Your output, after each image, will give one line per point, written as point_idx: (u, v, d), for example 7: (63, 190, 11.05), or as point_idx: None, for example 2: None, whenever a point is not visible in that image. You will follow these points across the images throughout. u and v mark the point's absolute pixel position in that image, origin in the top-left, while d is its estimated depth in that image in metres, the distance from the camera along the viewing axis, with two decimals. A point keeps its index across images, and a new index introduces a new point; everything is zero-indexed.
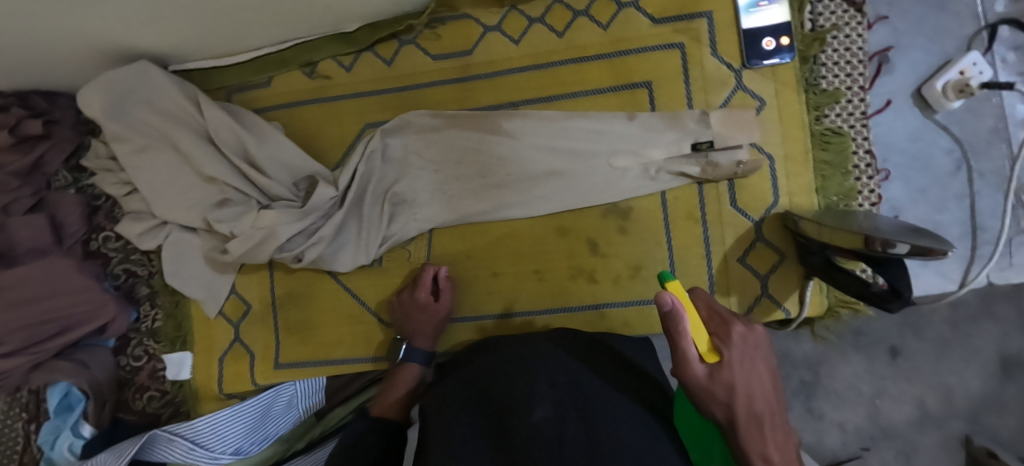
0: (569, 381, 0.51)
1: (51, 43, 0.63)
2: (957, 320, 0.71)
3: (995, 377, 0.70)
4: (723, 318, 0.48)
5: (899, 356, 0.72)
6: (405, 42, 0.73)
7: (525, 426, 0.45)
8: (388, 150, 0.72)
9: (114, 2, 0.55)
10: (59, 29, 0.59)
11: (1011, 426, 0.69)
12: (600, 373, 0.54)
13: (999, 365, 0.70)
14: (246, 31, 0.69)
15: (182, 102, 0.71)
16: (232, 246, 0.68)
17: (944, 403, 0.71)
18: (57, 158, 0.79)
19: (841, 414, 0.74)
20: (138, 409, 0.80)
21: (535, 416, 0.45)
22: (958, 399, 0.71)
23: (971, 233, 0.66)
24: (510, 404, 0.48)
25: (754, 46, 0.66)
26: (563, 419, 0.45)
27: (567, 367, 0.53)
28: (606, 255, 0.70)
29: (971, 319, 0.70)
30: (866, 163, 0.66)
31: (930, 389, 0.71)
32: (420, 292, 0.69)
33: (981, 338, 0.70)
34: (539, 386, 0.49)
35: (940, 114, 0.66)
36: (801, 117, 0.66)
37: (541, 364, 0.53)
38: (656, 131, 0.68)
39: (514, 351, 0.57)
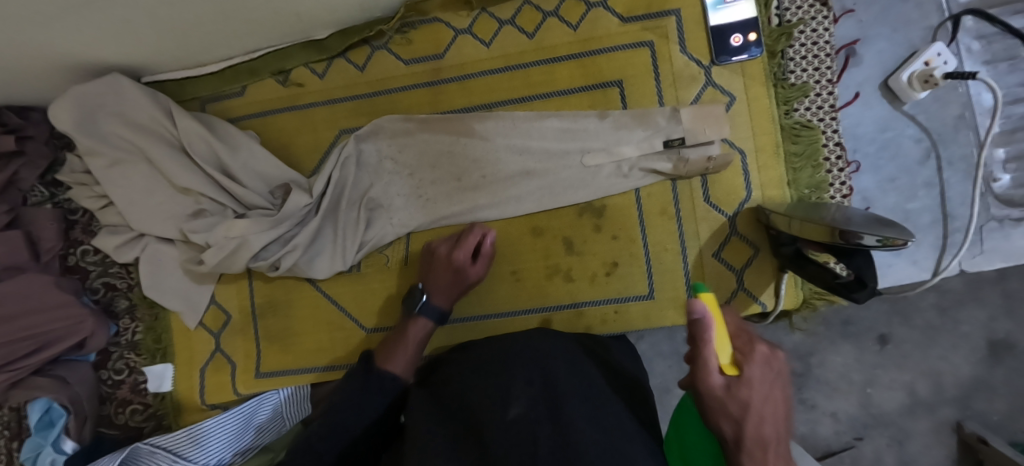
0: (545, 379, 0.51)
1: (17, 60, 0.62)
2: (944, 306, 0.71)
3: (984, 361, 0.70)
4: (748, 338, 0.42)
5: (888, 343, 0.72)
6: (377, 47, 0.73)
7: (499, 424, 0.45)
8: (363, 155, 0.72)
9: (76, 17, 0.55)
10: (23, 46, 0.59)
11: (1001, 410, 0.70)
12: (578, 368, 0.55)
13: (987, 349, 0.70)
14: (214, 40, 0.69)
15: (154, 114, 0.71)
16: (206, 256, 0.68)
17: (934, 390, 0.71)
18: (32, 174, 0.79)
19: (833, 404, 0.74)
20: (121, 423, 0.80)
21: (510, 414, 0.46)
22: (948, 386, 0.71)
23: (943, 221, 0.66)
24: (485, 403, 0.49)
25: (722, 42, 0.67)
26: (538, 419, 0.46)
27: (545, 363, 0.53)
28: (582, 254, 0.70)
29: (958, 304, 0.70)
30: (837, 156, 0.66)
31: (920, 377, 0.72)
32: (460, 253, 0.66)
33: (970, 324, 0.70)
34: (515, 385, 0.50)
35: (908, 105, 0.66)
36: (770, 111, 0.66)
37: (517, 363, 0.53)
38: (628, 129, 0.68)
39: (491, 352, 0.58)
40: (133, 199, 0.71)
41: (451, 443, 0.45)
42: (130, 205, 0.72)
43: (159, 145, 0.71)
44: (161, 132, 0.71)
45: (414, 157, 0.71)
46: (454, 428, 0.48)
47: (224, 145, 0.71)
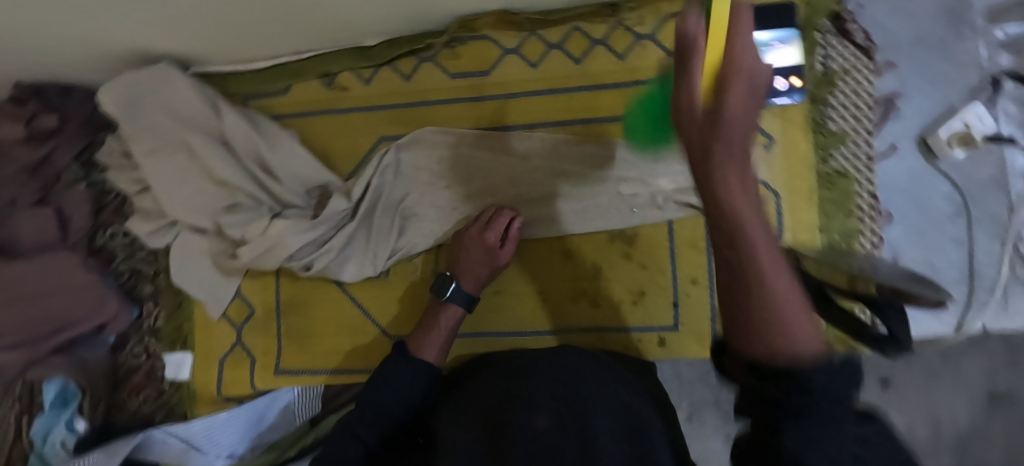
0: (568, 393, 0.50)
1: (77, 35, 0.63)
2: (947, 351, 0.70)
3: (983, 410, 0.70)
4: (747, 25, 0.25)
5: (889, 386, 0.72)
6: (424, 59, 0.74)
7: (527, 433, 0.45)
8: (400, 164, 0.72)
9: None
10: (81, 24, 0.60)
11: None
12: (601, 376, 0.54)
13: (987, 399, 0.70)
14: (263, 39, 0.69)
15: (200, 107, 0.71)
16: (243, 252, 0.69)
17: (932, 435, 0.71)
18: (66, 155, 0.78)
19: None
20: (132, 408, 0.80)
21: (536, 425, 0.46)
22: (946, 434, 0.71)
23: (969, 278, 0.67)
24: (511, 409, 0.48)
25: (766, 85, 0.66)
26: (565, 435, 0.45)
27: (570, 374, 0.53)
28: (609, 280, 0.70)
29: (960, 352, 0.70)
30: (869, 205, 0.67)
31: (920, 420, 0.72)
32: (490, 234, 0.66)
33: (970, 372, 0.70)
34: (537, 396, 0.49)
35: (943, 162, 0.67)
36: (807, 157, 0.67)
37: (538, 374, 0.53)
38: (664, 160, 0.68)
39: (516, 361, 0.57)
40: (168, 186, 0.72)
41: (474, 448, 0.46)
42: (165, 192, 0.72)
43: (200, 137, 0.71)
44: (203, 124, 0.72)
45: (449, 170, 0.72)
46: (480, 430, 0.48)
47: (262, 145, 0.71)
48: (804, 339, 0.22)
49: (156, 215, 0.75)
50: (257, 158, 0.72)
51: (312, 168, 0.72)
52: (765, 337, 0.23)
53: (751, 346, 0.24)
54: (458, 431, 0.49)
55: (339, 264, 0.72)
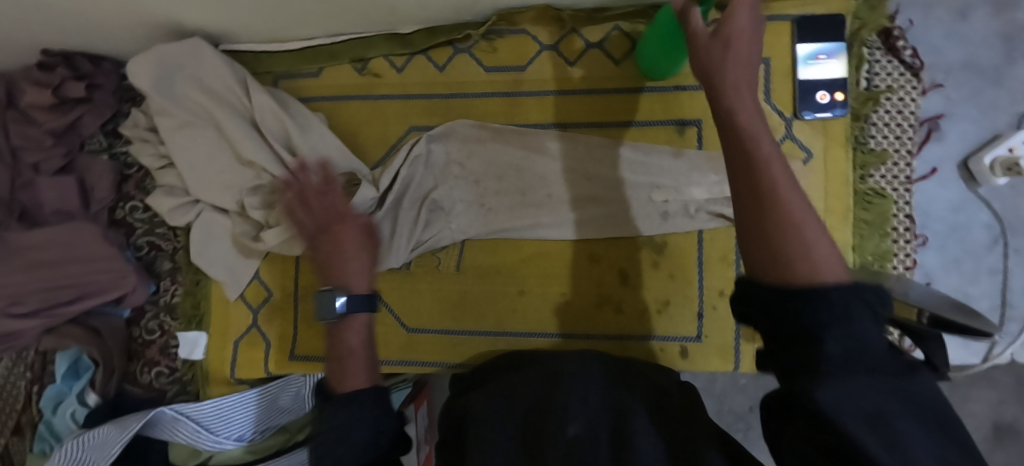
0: (602, 400, 0.48)
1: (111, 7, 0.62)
2: (957, 382, 0.72)
3: (987, 442, 0.71)
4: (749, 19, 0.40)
5: None
6: (460, 50, 0.72)
7: (556, 442, 0.44)
8: (431, 155, 0.72)
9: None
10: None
11: None
12: (638, 384, 0.52)
13: (992, 431, 0.71)
14: (303, 19, 0.69)
15: (231, 84, 0.70)
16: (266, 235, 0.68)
17: None
18: (93, 122, 0.78)
19: None
20: (144, 382, 0.79)
21: (568, 432, 0.45)
22: None
23: (1001, 308, 0.66)
24: (544, 411, 0.47)
25: (808, 98, 0.66)
26: (598, 442, 0.44)
27: (606, 385, 0.51)
28: (635, 286, 0.70)
29: (971, 383, 0.72)
30: (905, 227, 0.66)
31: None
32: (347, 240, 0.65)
33: (978, 403, 0.71)
34: (571, 402, 0.47)
35: (984, 188, 0.66)
36: (845, 174, 0.66)
37: (571, 379, 0.50)
38: (701, 170, 0.67)
39: (545, 363, 0.54)
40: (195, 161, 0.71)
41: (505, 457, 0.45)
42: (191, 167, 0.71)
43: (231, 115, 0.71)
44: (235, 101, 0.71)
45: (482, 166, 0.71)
46: (512, 438, 0.47)
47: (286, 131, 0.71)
48: (822, 258, 0.32)
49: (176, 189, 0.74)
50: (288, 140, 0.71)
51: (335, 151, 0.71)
52: (792, 251, 0.33)
53: (770, 255, 0.34)
54: (490, 437, 0.47)
55: None
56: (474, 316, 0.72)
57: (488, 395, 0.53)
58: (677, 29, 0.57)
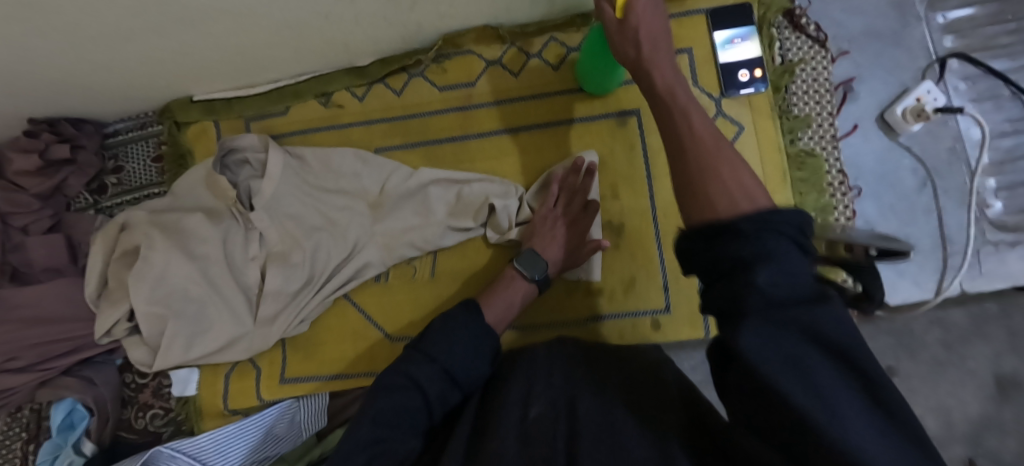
0: (567, 379, 0.45)
1: (91, 72, 0.70)
2: (949, 341, 0.75)
3: (992, 399, 0.72)
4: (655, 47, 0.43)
5: (894, 376, 0.73)
6: (413, 75, 0.79)
7: (516, 424, 0.41)
8: (295, 212, 0.75)
9: (163, 34, 0.64)
10: (97, 63, 0.68)
11: (1011, 448, 0.71)
12: (598, 360, 0.49)
13: (993, 385, 0.73)
14: (266, 63, 0.76)
15: (288, 245, 0.75)
16: (347, 268, 0.75)
17: (943, 426, 0.73)
18: (79, 181, 0.83)
19: None
20: (139, 427, 0.80)
21: (529, 413, 0.42)
22: (957, 421, 0.73)
23: (942, 245, 0.70)
24: (504, 399, 0.44)
25: (730, 78, 0.73)
26: (557, 417, 0.41)
27: (576, 359, 0.48)
28: (602, 271, 0.73)
29: (963, 339, 0.73)
30: (840, 181, 0.71)
31: (930, 412, 0.73)
32: (654, 26, 0.43)
33: (976, 360, 0.73)
34: (534, 384, 0.45)
35: (903, 137, 0.72)
36: (777, 140, 0.72)
37: (534, 364, 0.48)
38: (469, 200, 0.74)
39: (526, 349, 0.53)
40: (229, 255, 0.74)
41: (467, 443, 0.42)
42: (222, 254, 0.73)
43: (312, 197, 0.77)
44: (303, 215, 0.76)
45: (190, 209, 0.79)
46: (473, 427, 0.43)
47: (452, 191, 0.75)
48: (742, 191, 0.33)
49: (103, 252, 0.75)
50: (412, 244, 0.75)
51: (468, 203, 0.74)
52: (717, 195, 0.34)
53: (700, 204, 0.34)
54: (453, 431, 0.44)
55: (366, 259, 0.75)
56: None
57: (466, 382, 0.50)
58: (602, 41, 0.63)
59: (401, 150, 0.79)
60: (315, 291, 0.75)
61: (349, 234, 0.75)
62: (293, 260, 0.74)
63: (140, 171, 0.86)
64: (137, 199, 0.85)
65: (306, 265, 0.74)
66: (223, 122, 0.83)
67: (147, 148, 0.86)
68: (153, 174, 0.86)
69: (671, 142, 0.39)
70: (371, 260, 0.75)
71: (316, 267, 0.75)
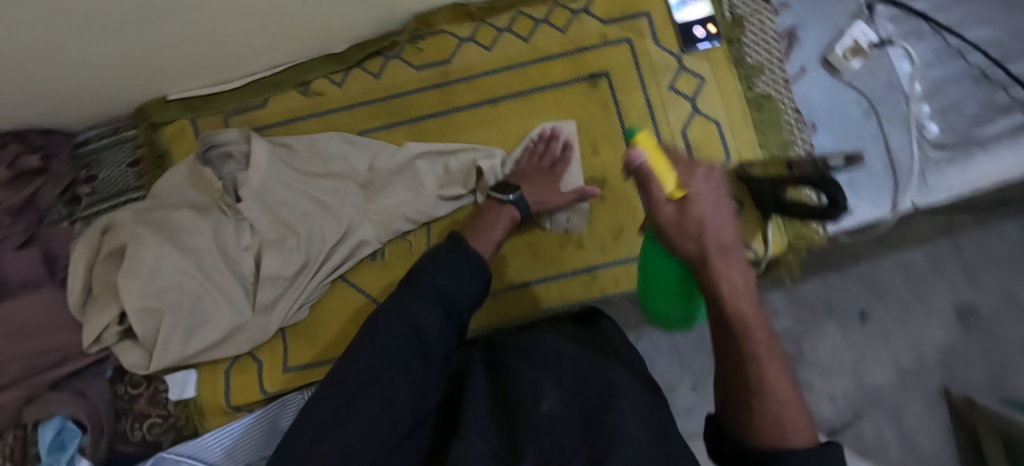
0: (574, 378, 0.45)
1: (62, 79, 0.69)
2: (912, 283, 0.97)
3: (955, 328, 0.96)
4: (721, 246, 0.44)
5: (867, 320, 0.96)
6: (390, 57, 0.82)
7: (528, 419, 0.40)
8: (283, 198, 0.76)
9: (134, 30, 0.63)
10: (65, 67, 0.67)
11: (978, 375, 0.94)
12: (604, 361, 0.49)
13: (955, 316, 0.96)
14: (242, 56, 0.77)
15: (281, 233, 0.75)
16: (343, 248, 0.76)
17: (917, 360, 0.95)
18: (52, 192, 0.80)
19: (828, 386, 0.95)
20: (137, 439, 0.77)
21: (541, 407, 0.41)
22: (928, 353, 0.95)
23: (891, 166, 0.77)
24: (515, 396, 0.43)
25: (687, 35, 0.79)
26: (570, 418, 0.41)
27: (586, 362, 0.49)
28: (592, 223, 0.77)
29: (922, 279, 0.97)
30: (796, 119, 0.77)
31: (903, 351, 0.96)
32: (722, 231, 0.45)
33: (937, 298, 0.97)
34: (545, 379, 0.44)
35: (845, 75, 0.79)
36: (735, 88, 0.78)
37: (544, 363, 0.48)
38: (456, 170, 0.77)
39: (530, 345, 0.53)
40: (222, 245, 0.74)
41: (483, 433, 0.40)
42: (215, 245, 0.73)
43: (298, 183, 0.77)
44: (293, 202, 0.76)
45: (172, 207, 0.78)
46: (487, 419, 0.42)
47: (440, 161, 0.78)
48: (795, 420, 0.38)
49: (85, 257, 0.73)
50: (405, 217, 0.76)
51: (456, 170, 0.77)
52: (767, 430, 0.38)
53: (750, 429, 0.39)
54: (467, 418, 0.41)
55: (363, 236, 0.76)
56: None
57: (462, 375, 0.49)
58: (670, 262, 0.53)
59: (385, 131, 0.81)
60: (311, 275, 0.75)
61: (341, 214, 0.76)
62: (289, 247, 0.74)
63: (116, 176, 0.84)
64: (117, 205, 0.83)
65: (300, 251, 0.74)
66: (202, 120, 0.83)
67: (122, 153, 0.85)
68: (131, 179, 0.84)
69: (722, 321, 0.43)
70: (367, 237, 0.76)
71: (310, 253, 0.75)
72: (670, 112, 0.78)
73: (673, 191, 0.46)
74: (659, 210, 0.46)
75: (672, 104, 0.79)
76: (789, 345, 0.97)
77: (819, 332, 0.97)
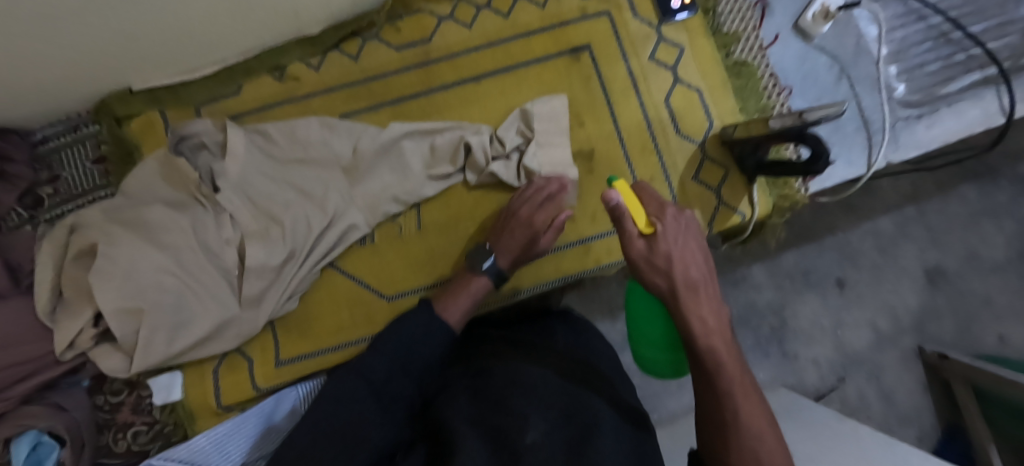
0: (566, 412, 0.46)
1: (18, 76, 0.64)
2: (884, 246, 1.02)
3: (925, 289, 1.02)
4: (689, 283, 0.45)
5: (845, 286, 1.01)
6: (368, 38, 0.80)
7: (515, 450, 0.41)
8: (263, 187, 0.73)
9: (98, 18, 0.59)
10: (22, 64, 0.62)
11: (947, 331, 1.01)
12: (588, 391, 0.52)
13: (924, 277, 1.02)
14: (213, 43, 0.74)
15: (264, 223, 0.72)
16: (330, 234, 0.73)
17: (891, 321, 1.01)
18: (9, 196, 0.75)
19: (812, 351, 1.00)
20: (121, 450, 0.74)
21: (528, 438, 0.41)
22: (902, 314, 1.01)
23: (864, 126, 0.80)
24: (506, 426, 0.44)
25: (664, 6, 0.81)
26: (556, 449, 0.41)
27: (565, 391, 0.50)
28: (583, 195, 0.77)
29: (892, 242, 1.02)
30: (773, 84, 0.80)
31: (879, 314, 1.01)
32: (692, 268, 0.46)
33: (906, 259, 1.02)
34: (534, 409, 0.45)
35: (817, 39, 0.82)
36: (713, 55, 0.80)
37: (534, 392, 0.48)
38: (444, 148, 0.76)
39: (506, 373, 0.52)
40: (202, 239, 0.70)
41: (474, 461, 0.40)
42: (195, 239, 0.69)
43: (280, 170, 0.75)
44: (274, 190, 0.73)
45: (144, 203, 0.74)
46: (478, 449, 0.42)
47: (427, 142, 0.77)
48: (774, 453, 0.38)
49: (53, 260, 0.68)
50: (393, 199, 0.75)
51: (444, 148, 0.76)
52: (745, 454, 0.38)
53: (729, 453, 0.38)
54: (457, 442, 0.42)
55: (350, 221, 0.74)
56: (445, 267, 0.76)
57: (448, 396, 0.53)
58: (650, 303, 0.53)
59: (367, 113, 0.79)
60: (300, 265, 0.72)
61: (325, 200, 0.74)
62: (273, 237, 0.71)
63: (80, 176, 0.80)
64: (83, 205, 0.79)
65: (285, 240, 0.71)
66: (171, 111, 0.79)
67: (85, 151, 0.80)
68: (96, 178, 0.80)
69: (694, 357, 0.43)
70: (356, 221, 0.74)
71: (295, 243, 0.72)
72: (652, 82, 0.79)
73: (643, 229, 0.47)
74: (629, 246, 0.48)
75: (653, 74, 0.79)
76: (772, 317, 1.01)
77: (800, 300, 1.01)
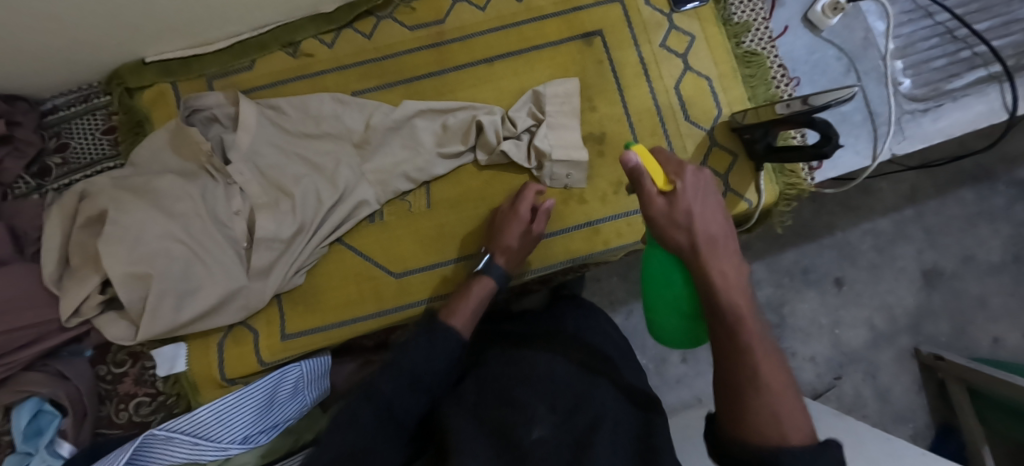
0: (571, 407, 0.47)
1: (33, 42, 0.64)
2: (883, 245, 1.03)
3: (922, 289, 1.03)
4: (711, 239, 0.45)
5: (843, 285, 1.02)
6: (382, 17, 0.80)
7: (518, 446, 0.41)
8: (275, 160, 0.73)
9: None
10: (38, 31, 0.62)
11: (943, 331, 1.02)
12: (593, 378, 0.53)
13: (922, 277, 1.03)
14: (228, 15, 0.74)
15: (274, 196, 0.72)
16: (341, 208, 0.73)
17: (887, 319, 1.02)
18: (16, 163, 0.76)
19: (809, 349, 1.01)
20: (122, 421, 0.74)
21: (533, 435, 0.42)
22: (899, 313, 1.02)
23: (870, 118, 0.81)
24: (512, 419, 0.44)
25: None
26: (560, 445, 0.42)
27: (570, 384, 0.50)
28: (593, 177, 0.78)
29: (891, 241, 1.03)
30: (782, 74, 0.81)
31: (876, 312, 1.02)
32: (712, 224, 0.46)
33: (904, 259, 1.03)
34: (539, 405, 0.46)
35: (825, 31, 0.83)
36: (724, 44, 0.81)
37: (541, 384, 0.49)
38: (456, 128, 0.76)
39: (513, 368, 0.53)
40: (212, 210, 0.69)
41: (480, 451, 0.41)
42: (204, 209, 0.68)
43: (292, 144, 0.75)
44: (285, 162, 0.74)
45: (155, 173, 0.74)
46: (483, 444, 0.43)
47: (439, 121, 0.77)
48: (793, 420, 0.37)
49: (62, 228, 0.68)
50: (404, 175, 0.75)
51: (455, 127, 0.76)
52: (763, 422, 0.37)
53: (740, 422, 0.39)
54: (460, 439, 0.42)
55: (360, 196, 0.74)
56: (454, 244, 0.77)
57: (457, 400, 0.50)
58: (670, 268, 0.51)
59: (379, 91, 0.79)
60: (308, 239, 0.72)
61: (336, 174, 0.74)
62: (283, 210, 0.71)
63: (87, 145, 0.80)
64: (90, 175, 0.79)
65: (295, 213, 0.71)
66: (182, 84, 0.79)
67: (94, 121, 0.80)
68: (105, 147, 0.80)
69: (715, 312, 0.43)
70: (367, 197, 0.74)
71: (304, 216, 0.71)
72: (663, 68, 0.80)
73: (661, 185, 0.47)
74: (648, 205, 0.47)
75: (664, 61, 0.80)
76: (772, 314, 1.01)
77: (799, 297, 1.02)
